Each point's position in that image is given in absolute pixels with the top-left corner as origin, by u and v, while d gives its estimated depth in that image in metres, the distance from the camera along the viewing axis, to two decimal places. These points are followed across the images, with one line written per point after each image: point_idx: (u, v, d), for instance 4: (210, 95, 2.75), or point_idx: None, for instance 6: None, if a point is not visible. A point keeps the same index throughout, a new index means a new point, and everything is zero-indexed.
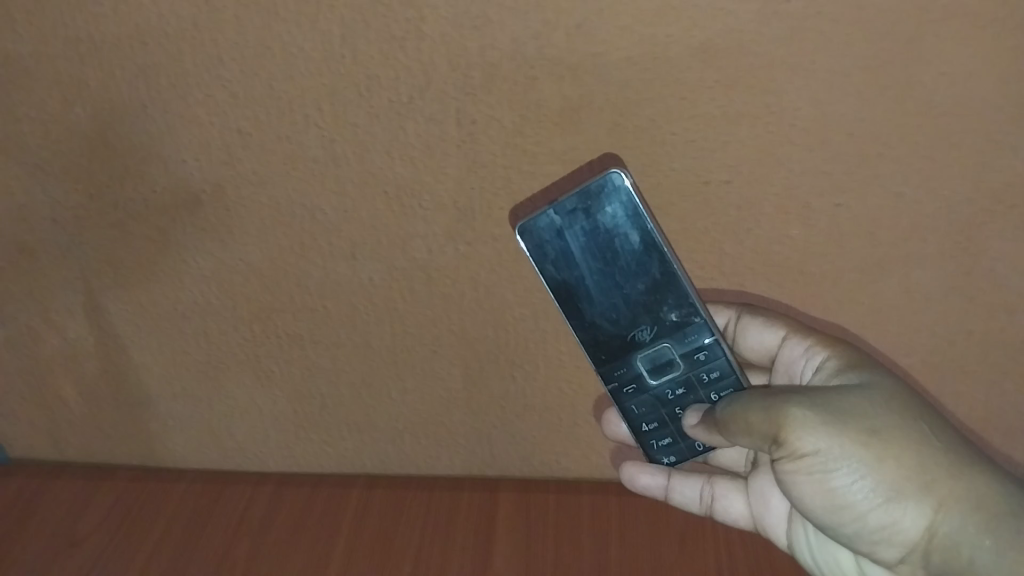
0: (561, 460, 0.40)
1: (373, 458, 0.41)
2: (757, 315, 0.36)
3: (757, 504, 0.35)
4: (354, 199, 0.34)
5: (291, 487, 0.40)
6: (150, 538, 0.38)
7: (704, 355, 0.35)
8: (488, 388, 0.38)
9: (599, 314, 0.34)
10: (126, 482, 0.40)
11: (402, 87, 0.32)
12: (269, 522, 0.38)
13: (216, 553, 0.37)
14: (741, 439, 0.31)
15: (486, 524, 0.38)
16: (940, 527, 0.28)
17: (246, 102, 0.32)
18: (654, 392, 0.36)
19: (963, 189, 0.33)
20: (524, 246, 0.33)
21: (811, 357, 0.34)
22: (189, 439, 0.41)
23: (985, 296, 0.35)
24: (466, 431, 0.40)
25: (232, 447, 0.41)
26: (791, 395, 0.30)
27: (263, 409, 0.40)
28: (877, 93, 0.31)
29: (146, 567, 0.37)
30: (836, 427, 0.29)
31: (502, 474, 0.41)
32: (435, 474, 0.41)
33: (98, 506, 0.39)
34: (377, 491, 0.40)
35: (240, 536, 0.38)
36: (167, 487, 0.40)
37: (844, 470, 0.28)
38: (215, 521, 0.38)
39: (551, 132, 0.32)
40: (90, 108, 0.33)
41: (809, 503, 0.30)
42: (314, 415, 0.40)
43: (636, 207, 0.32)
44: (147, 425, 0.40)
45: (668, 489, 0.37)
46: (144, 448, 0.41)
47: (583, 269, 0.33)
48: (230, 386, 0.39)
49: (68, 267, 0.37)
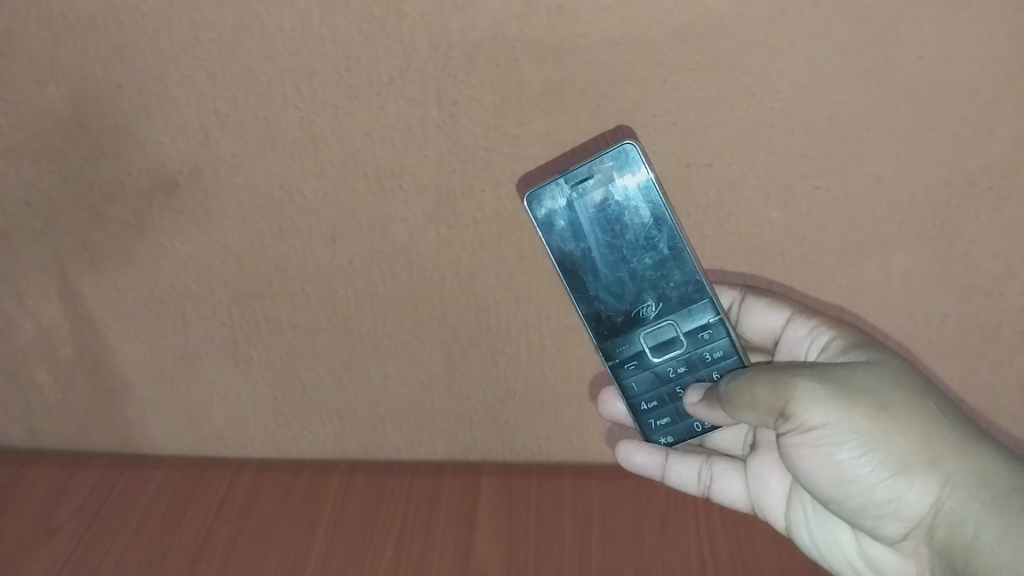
0: (547, 445, 0.39)
1: (353, 442, 0.40)
2: (761, 295, 0.35)
3: (756, 486, 0.37)
4: (333, 181, 0.34)
5: (270, 473, 0.39)
6: (126, 528, 0.37)
7: (707, 334, 0.36)
8: (469, 374, 0.38)
9: (606, 287, 0.35)
10: (101, 468, 0.39)
11: (382, 68, 0.32)
12: (248, 511, 0.38)
13: (193, 544, 0.37)
14: (746, 414, 0.31)
15: (468, 512, 0.37)
16: (946, 502, 0.28)
17: (226, 83, 0.32)
18: (656, 370, 0.36)
19: (939, 172, 0.34)
20: (532, 214, 0.33)
21: (817, 337, 0.34)
22: (165, 425, 0.40)
23: (963, 278, 0.35)
24: (449, 418, 0.39)
25: (210, 434, 0.40)
26: (799, 369, 0.30)
27: (240, 395, 0.39)
28: (850, 76, 0.32)
29: (122, 560, 0.36)
30: (844, 401, 0.29)
31: (486, 458, 0.39)
32: (418, 459, 0.40)
33: (73, 494, 0.38)
34: (358, 476, 0.39)
35: (218, 525, 0.37)
36: (143, 473, 0.39)
37: (852, 443, 0.29)
38: (192, 510, 0.38)
39: (532, 113, 0.32)
40: (66, 88, 0.33)
41: (814, 477, 0.30)
42: (292, 399, 0.39)
43: (648, 180, 0.33)
44: (122, 412, 0.40)
45: (666, 468, 0.38)
46: (118, 436, 0.40)
47: (590, 241, 0.34)
48: (207, 372, 0.39)
49: (41, 251, 0.36)
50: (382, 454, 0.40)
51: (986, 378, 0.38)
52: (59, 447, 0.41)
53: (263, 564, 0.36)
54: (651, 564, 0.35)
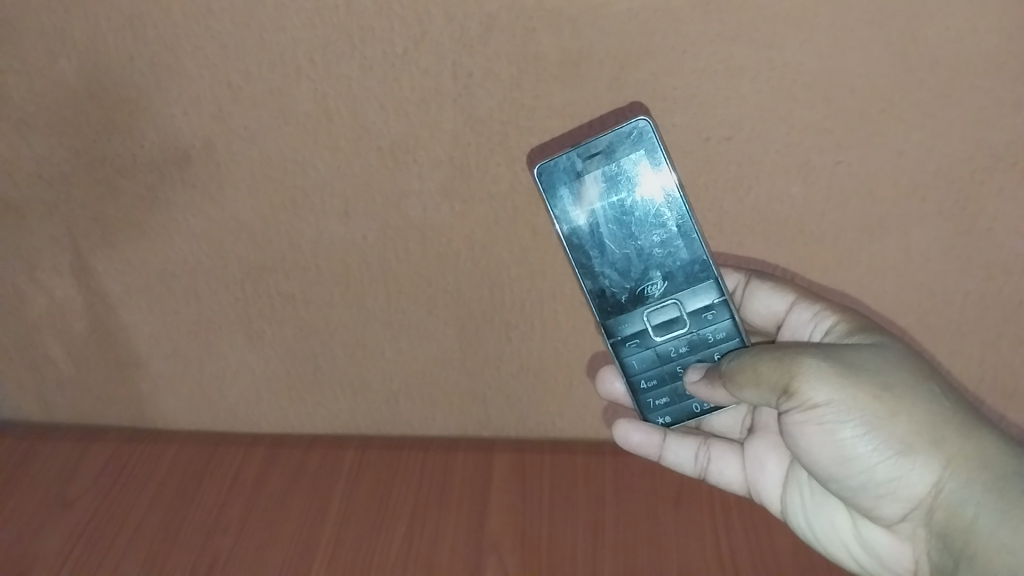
0: (558, 423, 0.39)
1: (366, 417, 0.40)
2: (765, 280, 0.35)
3: (753, 469, 0.36)
4: (347, 153, 0.33)
5: (285, 447, 0.39)
6: (142, 500, 0.37)
7: (711, 315, 0.35)
8: (483, 350, 0.38)
9: (611, 264, 0.34)
10: (116, 443, 0.39)
11: (397, 38, 0.31)
12: (263, 482, 0.38)
13: (209, 515, 0.37)
14: (748, 391, 0.31)
15: (482, 486, 0.37)
16: (946, 485, 0.28)
17: (238, 54, 0.32)
18: (658, 349, 0.36)
19: (963, 147, 0.33)
20: (539, 186, 0.33)
21: (820, 322, 0.34)
22: (179, 401, 0.40)
23: (984, 256, 0.35)
24: (462, 394, 0.39)
25: (223, 410, 0.40)
26: (803, 347, 0.30)
27: (254, 370, 0.39)
28: (878, 48, 0.31)
29: (139, 530, 0.36)
30: (848, 380, 0.29)
31: (498, 435, 0.40)
32: (430, 435, 0.40)
33: (89, 468, 0.39)
34: (372, 451, 0.39)
35: (233, 496, 0.37)
36: (159, 447, 0.39)
37: (854, 421, 0.28)
38: (208, 482, 0.38)
39: (549, 86, 0.32)
40: (76, 61, 0.32)
41: (815, 454, 0.30)
42: (306, 375, 0.39)
43: (658, 154, 0.32)
44: (137, 386, 0.40)
45: (663, 448, 0.37)
46: (133, 411, 0.40)
47: (598, 216, 0.34)
48: (221, 346, 0.38)
49: (54, 225, 0.36)
50: (395, 429, 0.40)
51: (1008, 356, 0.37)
52: (74, 421, 0.41)
53: (279, 535, 0.36)
54: (660, 537, 0.35)
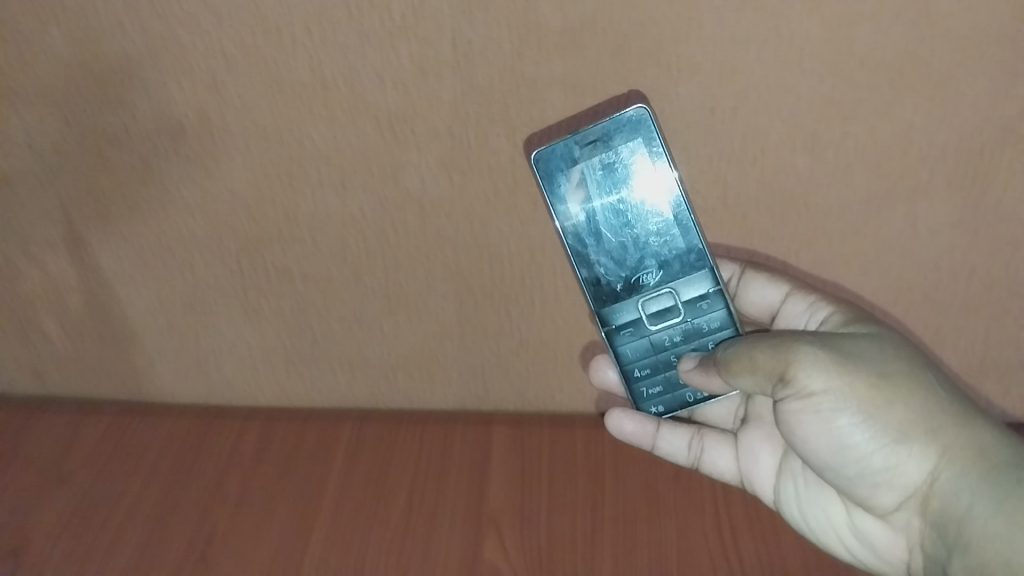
0: (556, 394, 0.40)
1: (364, 392, 0.40)
2: (760, 271, 0.35)
3: (746, 459, 0.36)
4: (344, 124, 0.33)
5: (282, 422, 0.39)
6: (138, 473, 0.37)
7: (705, 304, 0.35)
8: (482, 324, 0.38)
9: (607, 252, 0.35)
10: (112, 417, 0.40)
11: (395, 6, 0.30)
12: (261, 457, 0.38)
13: (205, 488, 0.37)
14: (743, 378, 0.30)
15: (481, 459, 0.37)
16: (943, 473, 0.28)
17: (230, 23, 0.30)
18: (652, 338, 0.36)
19: (976, 118, 0.32)
20: (536, 173, 0.33)
21: (814, 313, 0.34)
22: (175, 373, 0.40)
23: (991, 229, 0.35)
24: (461, 367, 0.39)
25: (221, 383, 0.40)
26: (800, 335, 0.29)
27: (251, 342, 0.39)
28: (894, 17, 0.30)
29: (135, 503, 0.36)
30: (846, 367, 0.28)
31: (496, 408, 0.40)
32: (429, 408, 0.40)
33: (85, 441, 0.39)
34: (370, 426, 0.39)
35: (230, 470, 0.37)
36: (155, 422, 0.39)
37: (852, 411, 0.28)
38: (204, 457, 0.38)
39: (551, 55, 0.31)
40: (65, 29, 0.31)
41: (811, 443, 0.29)
42: (305, 349, 0.39)
43: (656, 142, 0.32)
44: (133, 359, 0.40)
45: (657, 438, 0.36)
46: (129, 385, 0.41)
47: (594, 203, 0.34)
48: (217, 319, 0.38)
49: (46, 197, 0.35)
50: (392, 403, 0.41)
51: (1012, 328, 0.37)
52: (72, 392, 0.41)
53: (276, 508, 0.36)
54: (657, 507, 0.35)
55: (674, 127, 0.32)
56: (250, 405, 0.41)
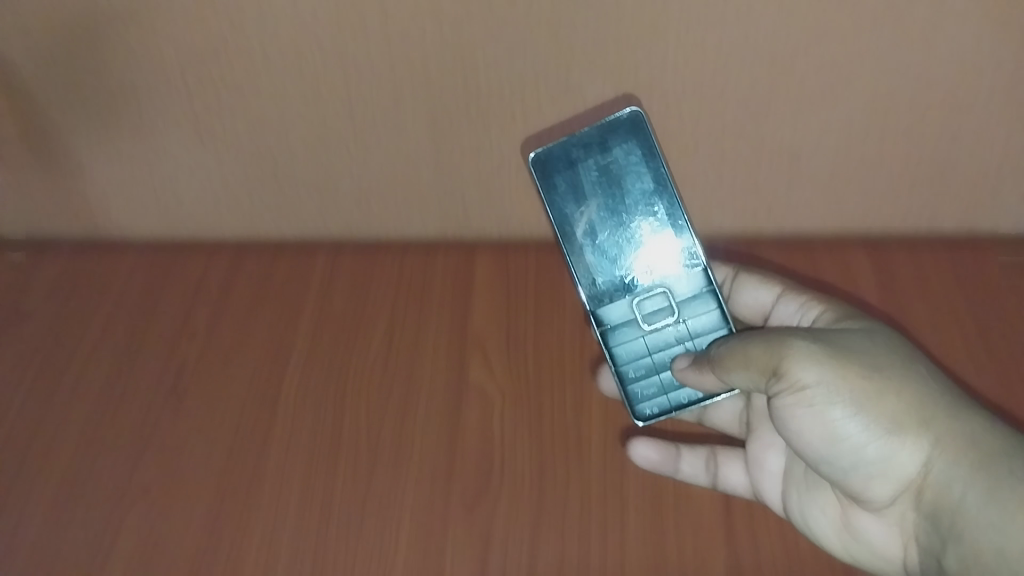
0: (536, 218, 0.40)
1: (339, 221, 0.40)
2: (753, 273, 0.37)
3: (759, 475, 0.34)
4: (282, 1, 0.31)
5: (250, 259, 0.41)
6: (105, 299, 0.40)
7: (698, 305, 0.36)
8: (445, 181, 0.38)
9: (601, 255, 0.36)
10: (70, 252, 0.42)
11: None
12: (227, 294, 0.40)
13: (174, 320, 0.39)
14: (737, 374, 0.31)
15: (462, 287, 0.39)
16: (935, 464, 0.29)
17: None
18: (647, 341, 0.36)
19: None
20: (533, 171, 0.34)
21: (806, 311, 0.35)
22: (125, 202, 0.40)
23: (958, 94, 0.33)
24: (428, 199, 0.39)
25: (182, 221, 0.41)
26: (787, 330, 0.30)
27: (202, 176, 0.38)
28: None
29: (95, 347, 0.39)
30: (837, 361, 0.29)
31: (479, 236, 0.41)
32: (405, 237, 0.41)
33: (44, 278, 0.41)
34: (345, 258, 0.41)
35: (200, 301, 0.40)
36: (115, 262, 0.41)
37: (844, 403, 0.28)
38: (170, 281, 0.40)
39: None
40: None
41: (807, 437, 0.30)
42: (261, 189, 0.39)
43: (649, 146, 0.34)
44: (86, 207, 0.40)
45: (676, 458, 0.33)
46: (87, 223, 0.41)
47: (590, 202, 0.35)
48: (165, 171, 0.38)
49: None
50: (369, 236, 0.41)
51: (990, 206, 0.38)
52: (29, 227, 0.42)
53: (244, 350, 0.38)
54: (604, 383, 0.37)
55: (677, 38, 0.31)
56: (213, 237, 0.42)
